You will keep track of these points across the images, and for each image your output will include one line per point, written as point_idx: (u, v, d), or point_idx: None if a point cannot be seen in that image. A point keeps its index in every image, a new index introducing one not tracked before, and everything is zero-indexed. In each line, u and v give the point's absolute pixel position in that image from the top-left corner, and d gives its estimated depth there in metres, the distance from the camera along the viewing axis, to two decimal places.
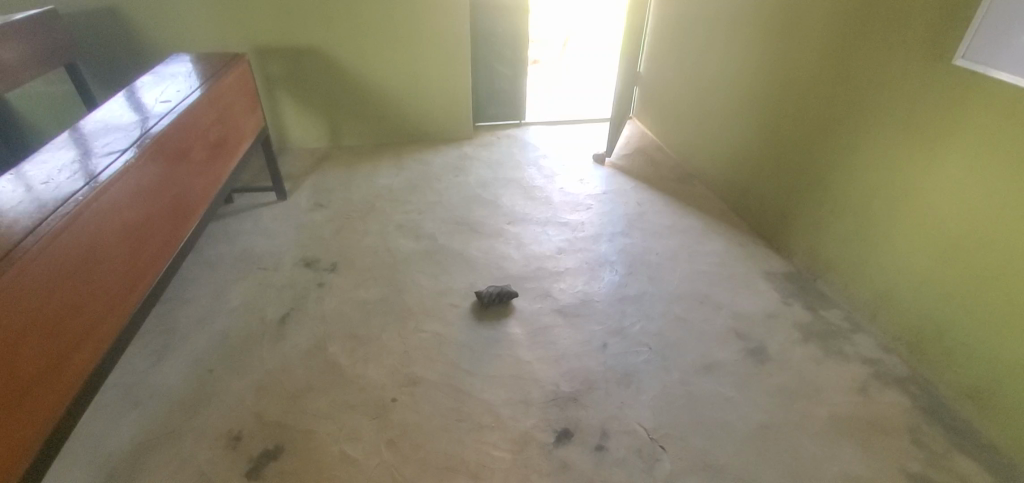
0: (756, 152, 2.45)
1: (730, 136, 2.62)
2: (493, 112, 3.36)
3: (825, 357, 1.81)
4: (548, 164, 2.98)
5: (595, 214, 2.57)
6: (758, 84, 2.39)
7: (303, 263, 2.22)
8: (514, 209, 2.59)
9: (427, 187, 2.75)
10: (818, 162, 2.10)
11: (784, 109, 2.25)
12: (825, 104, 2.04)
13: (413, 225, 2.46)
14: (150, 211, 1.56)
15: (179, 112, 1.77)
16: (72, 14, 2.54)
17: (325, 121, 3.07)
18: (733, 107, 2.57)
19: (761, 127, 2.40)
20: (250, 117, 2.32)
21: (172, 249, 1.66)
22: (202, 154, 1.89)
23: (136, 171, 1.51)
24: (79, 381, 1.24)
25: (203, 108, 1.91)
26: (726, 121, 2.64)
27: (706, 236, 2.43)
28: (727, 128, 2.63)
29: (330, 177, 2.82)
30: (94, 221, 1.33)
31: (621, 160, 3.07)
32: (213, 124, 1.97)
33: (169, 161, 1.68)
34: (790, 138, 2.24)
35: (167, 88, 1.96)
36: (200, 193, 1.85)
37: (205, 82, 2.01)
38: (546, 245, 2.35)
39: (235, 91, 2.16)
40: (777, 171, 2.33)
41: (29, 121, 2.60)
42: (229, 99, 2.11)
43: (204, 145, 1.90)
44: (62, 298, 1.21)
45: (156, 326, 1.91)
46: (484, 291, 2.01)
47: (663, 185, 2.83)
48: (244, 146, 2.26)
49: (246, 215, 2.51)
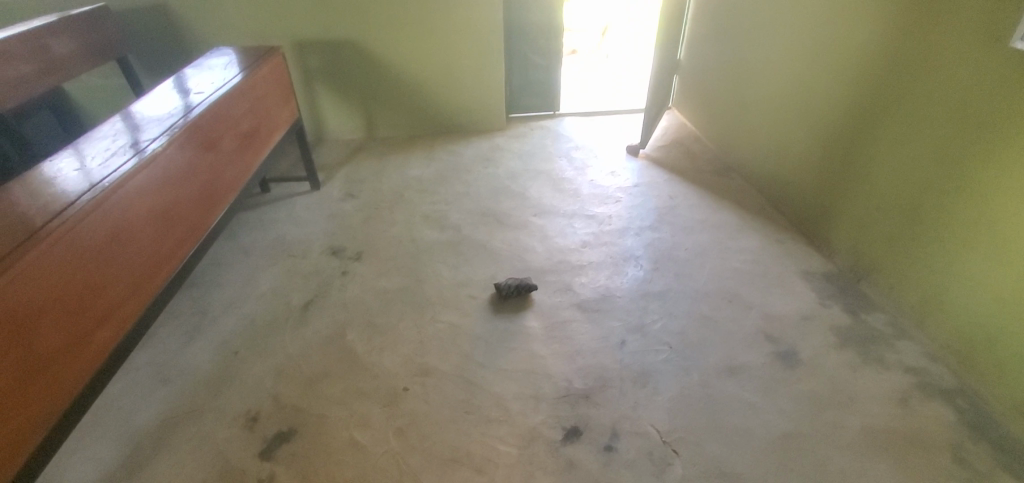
0: (800, 144, 2.30)
1: (772, 126, 2.48)
2: (527, 103, 3.32)
3: (862, 364, 1.68)
4: (580, 156, 2.91)
5: (624, 208, 2.49)
6: (804, 70, 2.23)
7: (330, 251, 2.27)
8: (541, 201, 2.55)
9: (456, 178, 2.75)
10: (865, 153, 1.95)
11: (831, 97, 2.10)
12: (875, 90, 1.88)
13: (439, 216, 2.46)
14: (176, 198, 1.62)
15: (211, 103, 1.83)
16: (125, 11, 2.69)
17: (360, 112, 3.12)
18: (777, 95, 2.42)
19: (806, 116, 2.25)
20: (284, 109, 2.38)
21: (198, 234, 1.72)
22: (233, 143, 1.96)
23: (165, 159, 1.58)
24: (101, 356, 1.32)
25: (235, 99, 1.98)
26: (769, 110, 2.49)
27: (742, 232, 2.31)
28: (771, 117, 2.48)
29: (362, 168, 2.87)
30: (121, 205, 1.40)
31: (657, 152, 2.96)
32: (245, 114, 2.04)
33: (199, 150, 1.75)
34: (836, 127, 2.09)
35: (204, 79, 2.03)
36: (229, 182, 1.91)
37: (240, 75, 2.07)
38: (571, 239, 2.30)
39: (268, 83, 2.22)
40: (821, 164, 2.18)
41: (89, 111, 2.80)
42: (261, 91, 2.17)
43: (235, 135, 1.96)
44: (86, 278, 1.28)
45: (189, 307, 2.00)
46: (506, 285, 1.97)
47: (700, 178, 2.71)
48: (276, 137, 2.32)
49: (280, 204, 2.59)
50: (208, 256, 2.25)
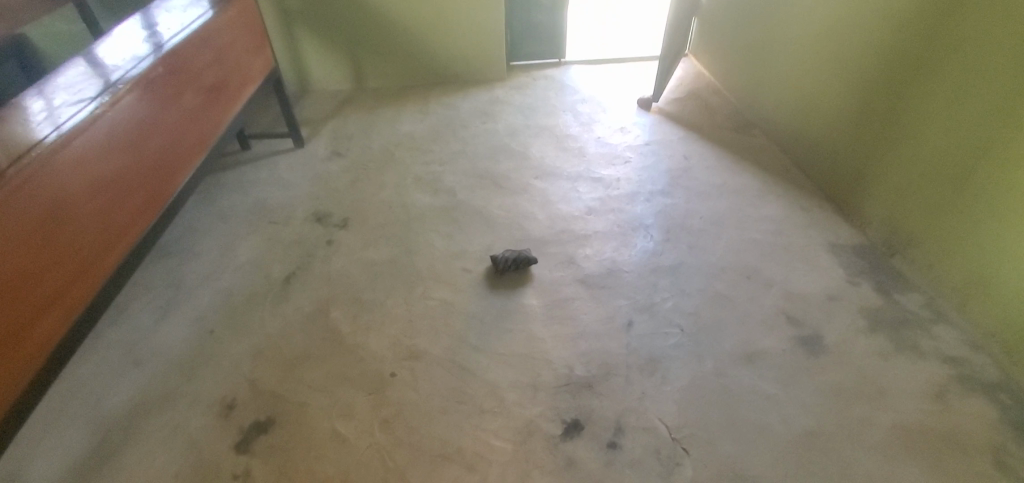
0: (835, 99, 2.06)
1: (804, 78, 2.22)
2: (531, 50, 3.04)
3: (893, 353, 1.53)
4: (587, 110, 2.67)
5: (634, 169, 2.28)
6: (846, 14, 1.96)
7: (314, 218, 2.09)
8: (544, 162, 2.34)
9: (451, 135, 2.53)
10: (915, 111, 1.73)
11: (878, 45, 1.84)
12: (933, 38, 1.64)
13: (433, 178, 2.26)
14: (129, 164, 1.45)
15: (164, 55, 1.61)
16: None
17: (348, 60, 2.86)
18: (812, 42, 2.15)
19: (846, 67, 1.99)
20: (259, 57, 2.14)
21: (160, 203, 1.55)
22: (196, 99, 1.74)
23: (109, 122, 1.38)
24: (47, 349, 1.18)
25: (196, 48, 1.75)
26: (802, 60, 2.23)
27: (763, 198, 2.11)
28: (803, 68, 2.23)
29: (350, 123, 2.65)
30: (55, 179, 1.22)
31: (671, 105, 2.71)
32: (211, 64, 1.82)
33: (152, 109, 1.54)
34: (882, 81, 1.84)
35: (165, 24, 1.80)
36: (195, 142, 1.73)
37: (202, 19, 1.83)
38: (576, 205, 2.11)
39: (237, 28, 1.98)
40: (859, 122, 1.95)
41: None
42: (229, 38, 1.93)
43: (200, 89, 1.76)
44: (18, 264, 1.12)
45: (162, 279, 1.85)
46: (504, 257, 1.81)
47: (718, 135, 2.48)
48: (251, 89, 2.10)
49: (262, 163, 2.39)
50: (183, 221, 2.08)
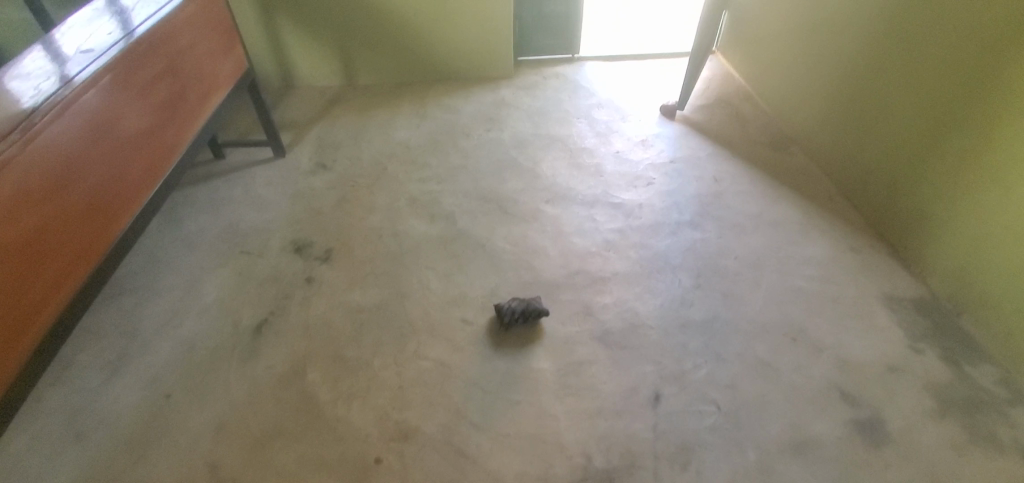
0: (890, 122, 1.80)
1: (853, 92, 1.95)
2: (541, 44, 2.72)
3: (969, 445, 1.32)
4: (604, 118, 2.38)
5: (658, 194, 2.01)
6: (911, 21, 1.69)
7: (293, 247, 1.83)
8: (556, 181, 2.06)
9: (451, 145, 2.24)
10: (993, 145, 1.47)
11: (950, 61, 1.58)
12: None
13: (430, 200, 1.99)
14: (58, 208, 1.20)
15: (99, 71, 1.32)
16: None
17: (336, 53, 2.54)
18: (866, 53, 1.87)
19: (907, 84, 1.73)
20: (226, 59, 1.84)
21: (100, 249, 1.31)
22: (144, 120, 1.46)
23: (21, 169, 1.11)
24: None
25: (141, 57, 1.45)
26: (851, 71, 1.95)
27: (806, 235, 1.85)
28: (852, 80, 1.95)
29: (337, 127, 2.36)
30: None
31: (697, 112, 2.42)
32: (165, 72, 1.54)
33: (82, 142, 1.26)
34: (952, 105, 1.58)
35: (111, 19, 1.51)
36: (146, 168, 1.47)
37: (152, 19, 1.52)
38: (592, 237, 1.85)
39: (196, 28, 1.67)
40: (919, 151, 1.70)
41: None
42: (186, 40, 1.62)
43: (152, 104, 1.49)
44: None
45: (115, 324, 1.59)
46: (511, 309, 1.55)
47: (752, 152, 2.20)
48: (218, 96, 1.80)
49: (236, 176, 2.11)
50: (143, 249, 1.82)
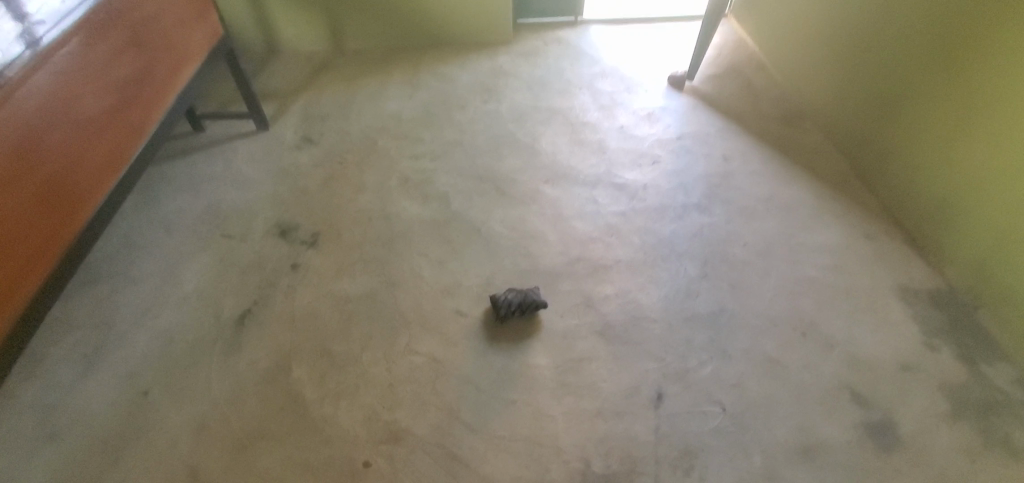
0: (910, 83, 1.67)
1: (869, 54, 1.82)
2: (542, 5, 2.54)
3: (982, 450, 1.27)
4: (608, 89, 2.24)
5: (663, 173, 1.90)
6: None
7: (277, 231, 1.73)
8: (555, 159, 1.94)
9: (445, 118, 2.11)
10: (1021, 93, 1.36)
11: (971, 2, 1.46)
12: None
13: (422, 179, 1.87)
14: (9, 200, 1.09)
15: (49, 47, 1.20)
16: None
17: (322, 15, 2.37)
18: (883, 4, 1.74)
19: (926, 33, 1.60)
20: (200, 27, 1.70)
21: (60, 243, 1.20)
22: (106, 98, 1.33)
23: None
24: None
25: (99, 29, 1.32)
26: (867, 28, 1.82)
27: (820, 220, 1.75)
28: (868, 38, 1.81)
29: (324, 97, 2.21)
30: None
31: (708, 83, 2.27)
32: (127, 44, 1.40)
33: (33, 125, 1.15)
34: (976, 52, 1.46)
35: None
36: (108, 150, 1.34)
37: None
38: (594, 221, 1.75)
39: None
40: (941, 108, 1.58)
41: None
42: (151, 7, 1.48)
43: (114, 81, 1.36)
44: None
45: (90, 314, 1.52)
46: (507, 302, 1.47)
47: (764, 128, 2.07)
48: (192, 68, 1.66)
49: (217, 151, 1.99)
50: (118, 232, 1.72)
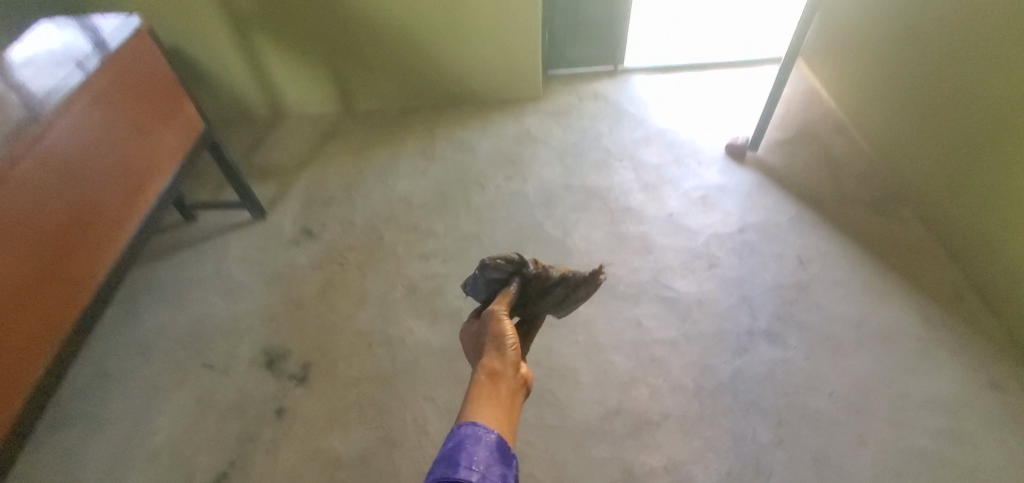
0: None
1: (981, 61, 1.41)
2: (575, 52, 2.18)
3: None
4: (653, 160, 1.88)
5: (722, 282, 1.54)
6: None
7: (265, 359, 1.50)
8: (588, 261, 1.61)
9: (462, 204, 1.81)
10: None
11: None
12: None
13: (431, 289, 1.59)
14: None
15: (27, 134, 1.02)
16: None
17: (329, 77, 2.06)
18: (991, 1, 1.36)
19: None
20: (172, 128, 1.36)
21: (37, 363, 1.04)
22: (64, 212, 1.09)
23: None
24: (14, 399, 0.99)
25: (65, 131, 1.09)
26: (968, 29, 1.43)
27: (928, 358, 1.36)
28: (981, 34, 1.39)
29: (330, 174, 1.95)
30: None
31: (775, 151, 1.85)
32: (94, 143, 1.15)
33: None
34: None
35: (37, 46, 1.27)
36: (18, 307, 1.00)
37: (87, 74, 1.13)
38: (636, 354, 1.42)
39: (136, 78, 1.25)
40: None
41: None
42: (123, 93, 1.22)
43: (70, 189, 1.10)
44: None
45: (53, 473, 1.34)
46: (533, 293, 0.94)
47: (852, 214, 1.65)
48: (170, 167, 1.36)
49: (207, 248, 1.77)
50: (94, 357, 1.54)
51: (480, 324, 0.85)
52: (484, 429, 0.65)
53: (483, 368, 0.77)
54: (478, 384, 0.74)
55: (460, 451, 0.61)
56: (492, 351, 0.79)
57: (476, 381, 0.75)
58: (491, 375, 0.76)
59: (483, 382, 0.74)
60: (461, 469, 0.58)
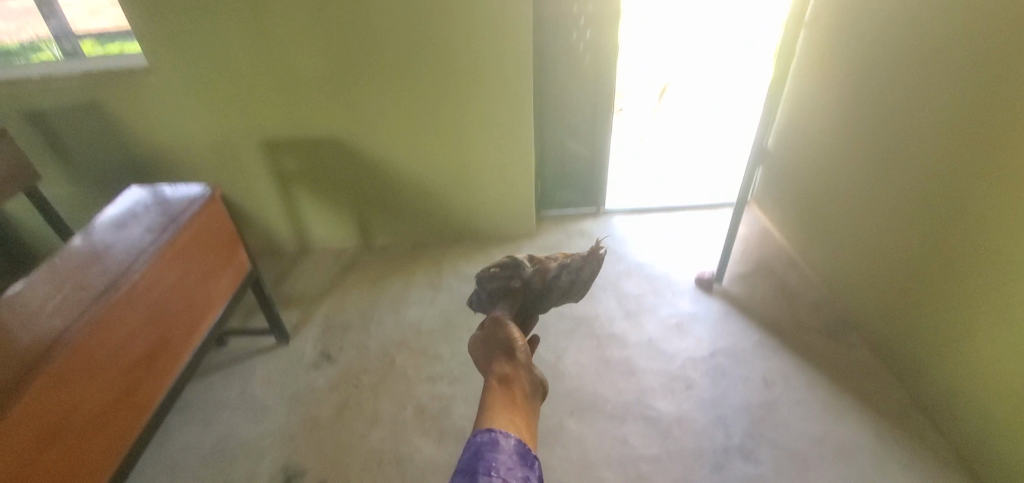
0: (951, 287, 1.52)
1: (886, 217, 1.74)
2: (563, 197, 2.56)
3: None
4: (633, 290, 2.15)
5: (698, 402, 1.73)
6: (895, 97, 1.64)
7: (283, 477, 1.62)
8: (578, 382, 1.81)
9: (466, 330, 2.04)
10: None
11: (936, 118, 1.51)
12: (1007, 68, 1.30)
13: (438, 409, 1.77)
14: (71, 415, 1.12)
15: (132, 279, 1.29)
16: (60, 115, 2.03)
17: (353, 219, 2.39)
18: (886, 171, 1.72)
19: (919, 164, 1.59)
20: (225, 272, 1.65)
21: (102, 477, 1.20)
22: (144, 343, 1.32)
23: (35, 398, 1.04)
24: None
25: (157, 276, 1.36)
26: (873, 192, 1.79)
27: (885, 472, 1.51)
28: (882, 195, 1.75)
29: (348, 302, 2.19)
30: (50, 409, 1.08)
31: (737, 284, 2.14)
32: (173, 286, 1.42)
33: (82, 369, 1.15)
34: (965, 155, 1.43)
35: (125, 200, 1.56)
36: (101, 424, 1.20)
37: (178, 230, 1.44)
38: (623, 470, 1.56)
39: (209, 232, 1.56)
40: (967, 231, 1.45)
41: (32, 230, 2.30)
42: (199, 245, 1.52)
43: (152, 324, 1.35)
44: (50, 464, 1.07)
45: None
46: (533, 288, 1.26)
47: (808, 339, 1.89)
48: (220, 304, 1.63)
49: (235, 371, 1.96)
50: None
51: (496, 331, 1.10)
52: (504, 433, 0.86)
53: (500, 374, 1.00)
54: (496, 391, 0.96)
55: (486, 452, 0.83)
56: (506, 360, 1.03)
57: (494, 387, 0.98)
58: (506, 382, 0.99)
59: (501, 387, 0.97)
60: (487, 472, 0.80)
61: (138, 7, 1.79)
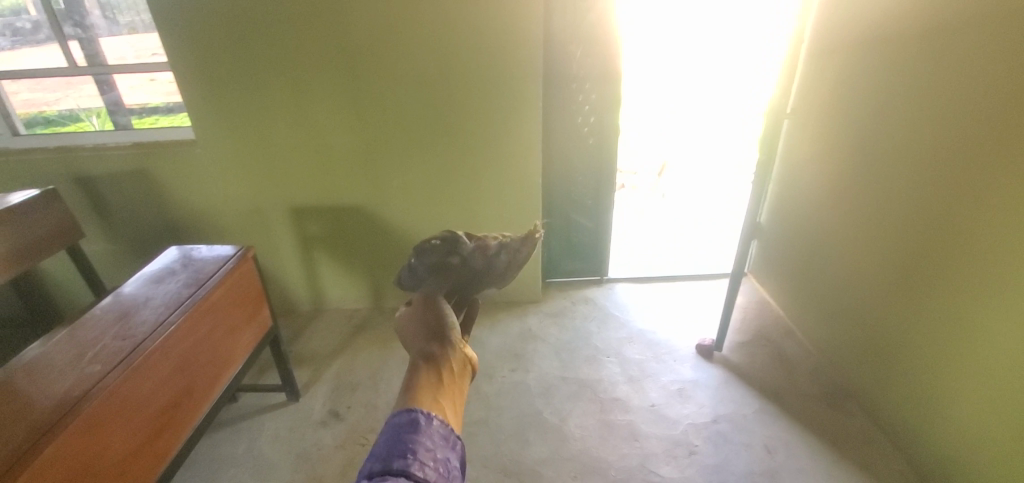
0: (937, 358, 1.59)
1: (871, 291, 1.85)
2: (568, 266, 2.68)
3: None
4: (635, 356, 2.21)
5: (701, 468, 1.74)
6: (874, 181, 1.80)
7: None
8: (582, 446, 1.83)
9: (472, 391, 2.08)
10: (993, 247, 1.39)
11: (912, 202, 1.64)
12: (970, 158, 1.44)
13: None
14: (102, 457, 1.18)
15: (168, 329, 1.40)
16: (107, 179, 2.20)
17: (367, 282, 2.50)
18: (870, 247, 1.84)
19: (895, 245, 1.73)
20: (248, 329, 1.76)
21: None
22: (172, 391, 1.40)
23: (73, 436, 1.11)
24: None
25: (189, 328, 1.47)
26: (860, 268, 1.91)
27: None
28: (867, 272, 1.86)
29: (358, 362, 2.25)
30: (83, 449, 1.14)
31: (737, 352, 2.21)
32: (203, 338, 1.52)
33: (117, 413, 1.23)
34: (933, 238, 1.58)
35: (162, 262, 1.71)
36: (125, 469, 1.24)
37: (212, 287, 1.57)
38: None
39: (238, 291, 1.69)
40: (941, 306, 1.56)
41: (62, 285, 2.42)
42: (228, 302, 1.64)
43: (181, 374, 1.44)
44: None
45: None
46: (471, 266, 1.03)
47: (808, 408, 1.93)
48: (240, 359, 1.71)
49: (244, 427, 1.99)
50: None
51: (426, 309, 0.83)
52: (427, 414, 0.62)
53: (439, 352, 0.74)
54: (421, 373, 0.69)
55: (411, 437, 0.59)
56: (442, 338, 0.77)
57: (421, 369, 0.70)
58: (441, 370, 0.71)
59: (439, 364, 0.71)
60: (403, 456, 0.56)
61: (193, 90, 2.02)
